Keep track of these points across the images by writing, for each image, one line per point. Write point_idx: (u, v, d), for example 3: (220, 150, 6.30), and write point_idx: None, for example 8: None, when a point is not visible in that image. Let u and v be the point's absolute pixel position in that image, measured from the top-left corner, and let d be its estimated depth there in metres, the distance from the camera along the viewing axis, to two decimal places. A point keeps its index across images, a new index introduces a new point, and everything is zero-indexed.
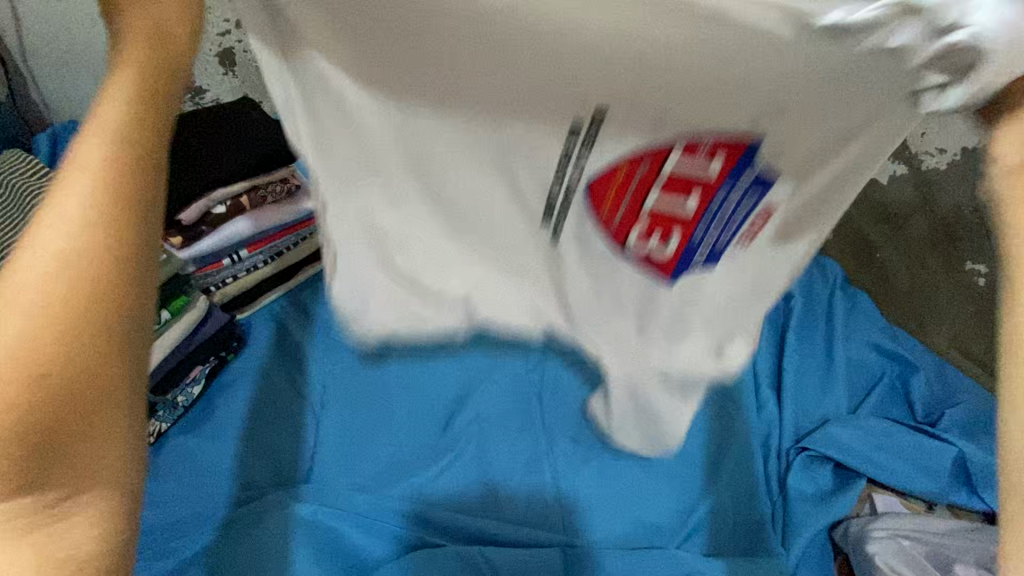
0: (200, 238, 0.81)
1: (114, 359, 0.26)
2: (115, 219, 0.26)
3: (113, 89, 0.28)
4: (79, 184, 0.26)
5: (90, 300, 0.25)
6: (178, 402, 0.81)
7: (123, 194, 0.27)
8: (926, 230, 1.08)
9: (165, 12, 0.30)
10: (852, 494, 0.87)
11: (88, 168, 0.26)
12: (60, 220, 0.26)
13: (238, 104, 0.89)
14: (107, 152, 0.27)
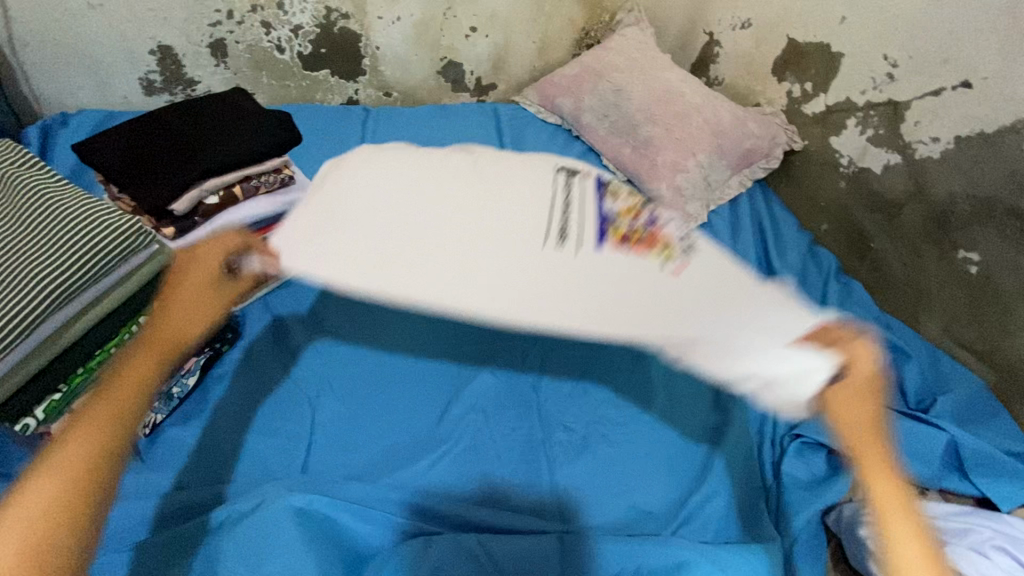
0: (194, 229, 0.80)
1: (69, 521, 0.38)
2: (97, 451, 0.40)
3: (136, 367, 0.44)
4: (87, 429, 0.41)
5: (67, 508, 0.38)
6: (173, 392, 0.81)
7: (108, 434, 0.41)
8: (918, 219, 1.16)
9: (188, 314, 0.49)
10: (850, 478, 0.87)
11: (97, 415, 0.41)
12: (65, 449, 0.40)
13: (229, 99, 0.89)
14: (114, 407, 0.42)
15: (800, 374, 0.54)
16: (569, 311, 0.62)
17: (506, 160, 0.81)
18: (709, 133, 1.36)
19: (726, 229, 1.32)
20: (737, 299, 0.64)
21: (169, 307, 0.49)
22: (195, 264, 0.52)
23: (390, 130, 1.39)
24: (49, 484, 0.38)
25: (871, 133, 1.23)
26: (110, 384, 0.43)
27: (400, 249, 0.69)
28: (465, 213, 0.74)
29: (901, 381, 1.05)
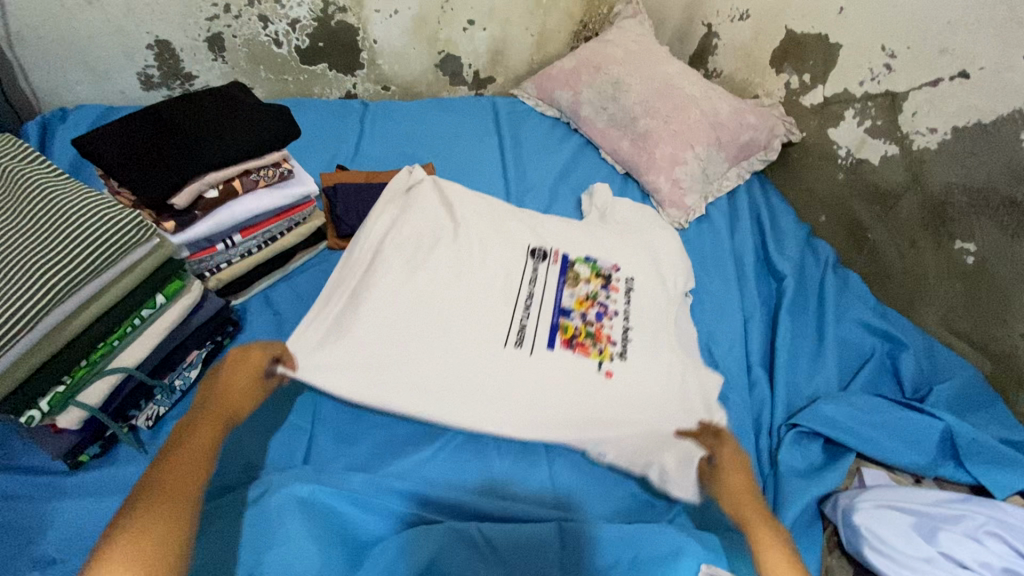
0: (194, 223, 0.80)
1: (191, 478, 0.61)
2: (202, 446, 0.65)
3: (211, 408, 0.70)
4: (191, 437, 0.65)
5: (190, 469, 0.62)
6: (176, 385, 0.81)
7: (206, 440, 0.66)
8: (915, 209, 1.16)
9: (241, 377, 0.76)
10: (842, 467, 0.90)
11: (196, 434, 0.66)
12: (179, 448, 0.64)
13: (228, 92, 0.90)
14: (205, 429, 0.67)
15: (687, 465, 0.78)
16: (523, 410, 0.79)
17: (485, 238, 0.97)
18: (708, 125, 1.36)
19: (724, 221, 1.32)
20: (663, 402, 0.82)
21: (220, 397, 0.73)
22: (243, 365, 0.76)
23: (389, 123, 1.39)
24: (173, 463, 0.61)
25: (869, 124, 1.24)
26: (189, 444, 0.64)
27: (396, 338, 0.82)
28: (454, 292, 0.88)
29: (897, 371, 1.07)
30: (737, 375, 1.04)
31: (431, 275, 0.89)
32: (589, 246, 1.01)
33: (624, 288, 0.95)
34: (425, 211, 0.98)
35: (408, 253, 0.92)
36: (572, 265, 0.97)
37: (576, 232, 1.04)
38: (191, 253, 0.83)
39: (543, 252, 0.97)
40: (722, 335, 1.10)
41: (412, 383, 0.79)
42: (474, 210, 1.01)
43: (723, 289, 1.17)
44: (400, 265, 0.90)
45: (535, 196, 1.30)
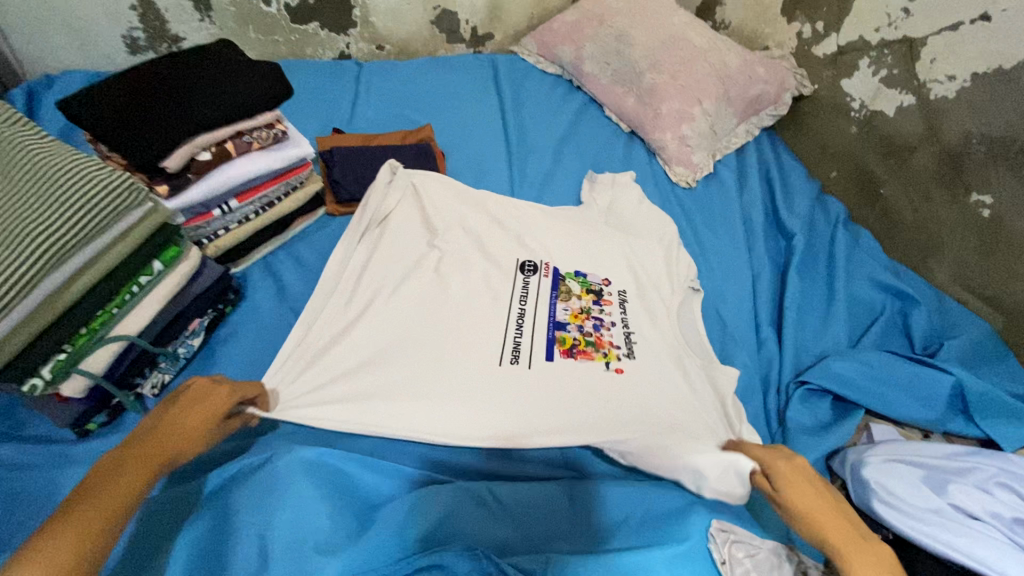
0: (188, 186, 0.77)
1: (97, 539, 0.48)
2: (130, 494, 0.53)
3: (162, 441, 0.58)
4: (122, 479, 0.53)
5: (102, 525, 0.49)
6: (179, 352, 0.80)
7: (135, 484, 0.53)
8: (930, 161, 1.12)
9: (213, 406, 0.64)
10: (851, 423, 0.90)
11: (132, 475, 0.54)
12: (102, 489, 0.51)
13: (214, 52, 0.86)
14: (142, 471, 0.55)
15: (731, 473, 0.60)
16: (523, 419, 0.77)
17: (470, 259, 0.95)
18: (716, 78, 1.31)
19: (732, 179, 1.29)
20: (665, 399, 0.79)
21: (169, 432, 0.59)
22: (203, 401, 0.63)
23: (385, 85, 1.35)
24: (83, 510, 0.49)
25: (884, 73, 1.19)
26: (104, 495, 0.51)
27: (380, 366, 0.79)
28: (435, 310, 0.86)
29: (908, 327, 1.06)
30: (745, 334, 1.03)
31: (417, 295, 0.88)
32: (582, 249, 1.00)
33: (617, 300, 0.94)
34: (405, 233, 0.96)
35: (390, 278, 0.91)
36: (563, 281, 0.95)
37: (570, 231, 1.02)
38: (187, 220, 0.80)
39: (532, 264, 0.96)
40: (730, 295, 1.08)
41: (383, 402, 0.75)
42: (456, 228, 0.98)
43: (731, 249, 1.15)
44: (382, 290, 0.88)
45: (537, 157, 1.27)
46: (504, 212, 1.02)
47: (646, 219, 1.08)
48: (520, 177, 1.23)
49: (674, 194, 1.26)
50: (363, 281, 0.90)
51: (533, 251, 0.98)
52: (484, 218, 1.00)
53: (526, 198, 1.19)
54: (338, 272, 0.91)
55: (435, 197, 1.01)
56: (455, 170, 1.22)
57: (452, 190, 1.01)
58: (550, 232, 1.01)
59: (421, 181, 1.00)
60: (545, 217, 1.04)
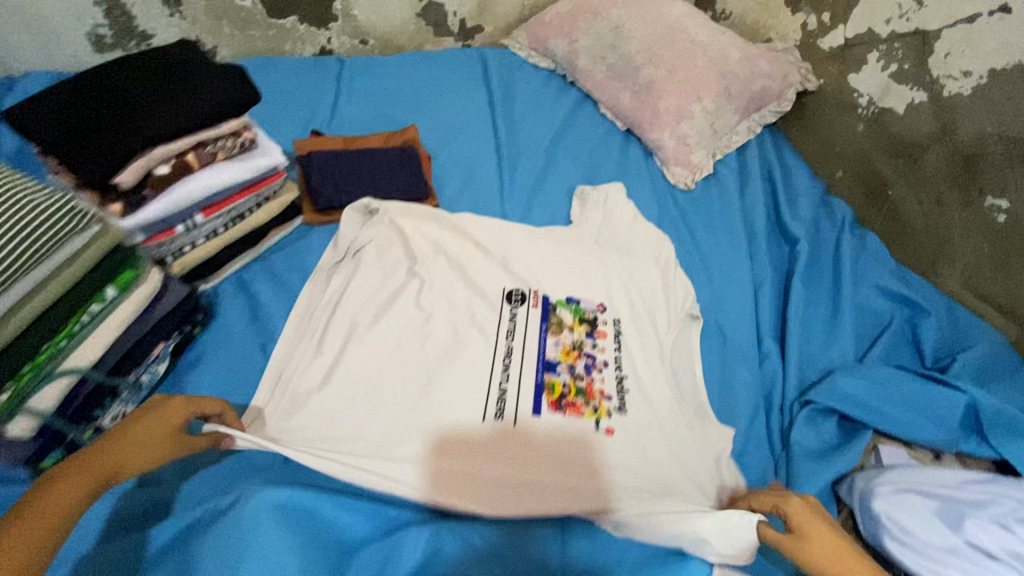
0: (145, 203, 0.71)
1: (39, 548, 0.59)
2: (68, 509, 0.63)
3: (112, 456, 0.68)
4: (62, 495, 0.63)
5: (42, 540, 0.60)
6: (142, 380, 0.75)
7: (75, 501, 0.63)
8: (942, 162, 1.06)
9: (169, 419, 0.71)
10: (859, 444, 0.86)
11: (75, 490, 0.64)
12: (44, 505, 0.61)
13: (173, 55, 0.79)
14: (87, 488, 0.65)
15: (731, 534, 0.65)
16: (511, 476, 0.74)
17: (452, 284, 0.94)
18: (716, 73, 1.24)
19: (733, 181, 1.23)
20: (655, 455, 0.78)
21: (117, 447, 0.68)
22: (150, 421, 0.71)
23: (368, 82, 1.28)
24: (25, 525, 0.59)
25: (895, 68, 1.12)
26: (41, 507, 0.61)
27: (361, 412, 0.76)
28: (413, 343, 0.85)
29: (917, 338, 1.01)
30: (747, 348, 0.98)
31: (396, 329, 0.86)
32: (574, 276, 0.99)
33: (612, 333, 0.92)
34: (383, 264, 0.95)
35: (369, 309, 0.89)
36: (553, 309, 0.94)
37: (566, 255, 1.01)
38: (147, 237, 0.74)
39: (520, 293, 0.95)
40: (731, 306, 1.03)
41: (355, 452, 0.72)
42: (435, 252, 0.98)
43: (733, 256, 1.10)
44: (361, 322, 0.87)
45: (529, 158, 1.21)
46: (489, 237, 1.02)
47: (640, 234, 1.07)
48: (509, 180, 1.16)
49: (672, 196, 1.21)
50: (341, 315, 0.87)
51: (521, 278, 0.98)
52: (467, 244, 1.00)
53: (516, 203, 1.13)
54: (314, 303, 0.89)
55: (416, 223, 1.00)
56: (442, 172, 1.16)
57: (430, 220, 1.01)
58: (535, 255, 1.01)
59: (398, 215, 0.99)
60: (530, 239, 1.03)
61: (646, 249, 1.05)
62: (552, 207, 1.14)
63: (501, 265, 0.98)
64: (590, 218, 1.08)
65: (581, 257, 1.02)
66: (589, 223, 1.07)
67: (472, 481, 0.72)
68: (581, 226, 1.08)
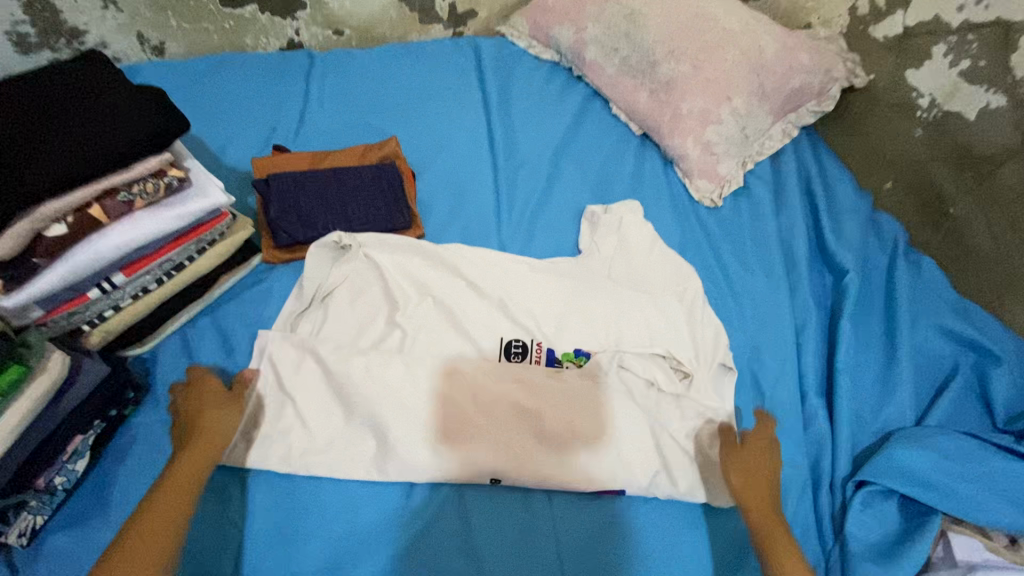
0: (37, 272, 0.56)
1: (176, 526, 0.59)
2: (186, 491, 0.62)
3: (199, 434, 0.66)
4: (180, 478, 0.63)
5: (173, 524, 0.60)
6: (55, 485, 0.63)
7: (187, 483, 0.63)
8: (1018, 180, 0.89)
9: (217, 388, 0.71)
10: (928, 537, 0.72)
11: (186, 475, 0.63)
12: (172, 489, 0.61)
13: (68, 74, 0.62)
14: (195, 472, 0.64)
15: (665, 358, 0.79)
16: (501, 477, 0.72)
17: (440, 335, 0.79)
18: (748, 69, 1.06)
19: (767, 196, 1.05)
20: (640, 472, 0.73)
21: (196, 427, 0.67)
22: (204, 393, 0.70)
23: (342, 83, 1.10)
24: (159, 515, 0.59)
25: (967, 65, 0.94)
26: (167, 487, 0.61)
27: (336, 458, 0.72)
28: (392, 408, 0.72)
29: (987, 392, 0.86)
30: (789, 408, 0.83)
31: (378, 393, 0.73)
32: (583, 324, 0.82)
33: (624, 391, 0.77)
34: (358, 312, 0.80)
35: (337, 372, 0.73)
36: (560, 364, 0.80)
37: (574, 297, 0.84)
38: (48, 310, 0.60)
39: (521, 346, 0.80)
40: (768, 355, 0.88)
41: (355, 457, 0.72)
42: (420, 295, 0.82)
43: (769, 291, 0.94)
44: (331, 392, 0.74)
45: (529, 173, 1.04)
46: (483, 275, 0.84)
47: (659, 266, 0.90)
48: (507, 200, 1.00)
49: (696, 215, 1.04)
50: (307, 383, 0.74)
51: (518, 318, 0.82)
52: (458, 283, 0.83)
53: (515, 230, 0.97)
54: (274, 367, 0.74)
55: (397, 259, 0.83)
56: (429, 194, 0.99)
57: (412, 253, 0.84)
58: (537, 296, 0.84)
59: (376, 249, 0.83)
60: (532, 274, 0.85)
61: (668, 283, 0.89)
62: (557, 233, 0.97)
63: (498, 309, 0.82)
64: (603, 247, 0.91)
65: (591, 295, 0.85)
66: (600, 254, 0.91)
67: (467, 467, 0.72)
68: (591, 258, 0.91)
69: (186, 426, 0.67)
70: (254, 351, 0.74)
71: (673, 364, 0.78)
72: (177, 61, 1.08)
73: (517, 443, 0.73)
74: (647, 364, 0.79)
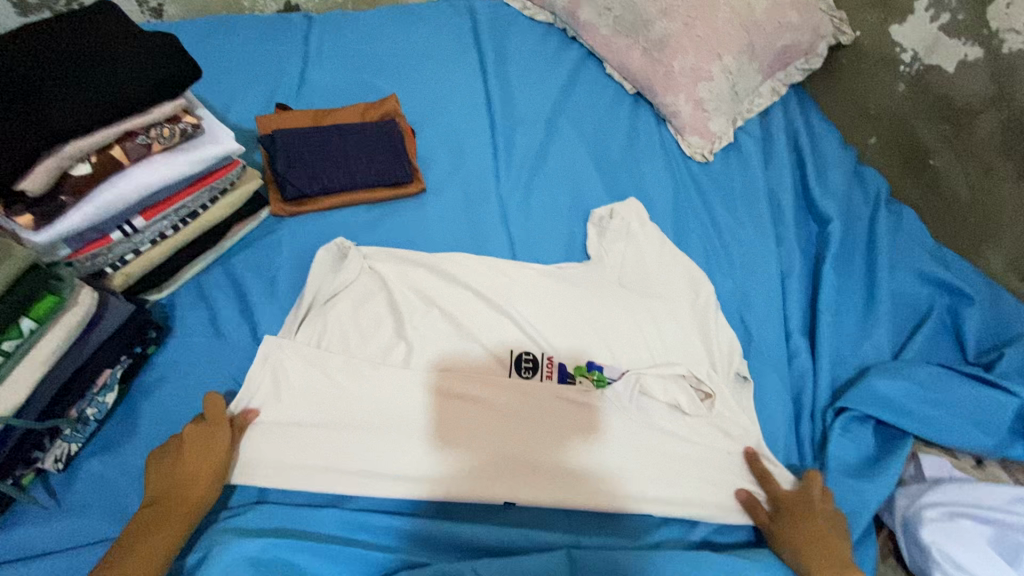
0: (64, 212, 0.60)
1: None
2: (162, 557, 0.61)
3: (191, 494, 0.64)
4: (157, 543, 0.61)
5: None
6: (87, 415, 0.68)
7: (165, 548, 0.61)
8: (995, 129, 0.93)
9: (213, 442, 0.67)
10: (901, 458, 0.78)
11: (164, 539, 0.62)
12: (147, 555, 0.60)
13: (78, 23, 0.64)
14: (174, 537, 0.62)
15: (675, 382, 0.77)
16: (511, 465, 0.72)
17: (447, 344, 0.79)
18: (739, 26, 1.08)
19: (756, 151, 1.09)
20: (662, 494, 0.73)
21: (188, 480, 0.64)
22: (201, 451, 0.66)
23: (340, 44, 1.11)
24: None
25: (945, 19, 0.98)
26: (140, 548, 0.60)
27: (341, 472, 0.70)
28: (399, 423, 0.72)
29: (959, 329, 0.91)
30: (774, 346, 0.89)
31: (384, 383, 0.74)
32: (594, 341, 0.82)
33: (637, 406, 0.76)
34: (361, 325, 0.79)
35: (343, 382, 0.73)
36: (572, 378, 0.79)
37: (586, 308, 0.84)
38: (75, 249, 0.65)
39: (532, 360, 0.79)
40: (756, 300, 0.92)
41: (358, 475, 0.70)
42: (426, 304, 0.81)
43: (757, 239, 0.98)
44: (333, 407, 0.72)
45: (526, 130, 1.06)
46: (490, 284, 0.84)
47: (669, 268, 0.89)
48: (504, 157, 1.03)
49: (688, 171, 1.07)
50: (312, 392, 0.72)
51: (515, 267, 0.86)
52: (464, 293, 0.83)
53: (514, 185, 1.00)
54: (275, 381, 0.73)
55: (402, 270, 0.83)
56: (428, 151, 1.02)
57: (417, 265, 0.84)
58: (540, 301, 0.84)
59: (379, 261, 0.84)
60: (539, 280, 0.86)
61: (678, 288, 0.88)
62: (553, 189, 1.00)
63: (504, 315, 0.82)
64: (611, 254, 0.89)
65: (601, 307, 0.84)
66: (610, 257, 0.89)
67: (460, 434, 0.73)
68: (601, 263, 0.89)
69: (173, 487, 0.64)
70: (258, 356, 0.73)
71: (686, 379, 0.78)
72: (176, 22, 1.09)
73: (527, 442, 0.73)
74: (666, 377, 0.78)
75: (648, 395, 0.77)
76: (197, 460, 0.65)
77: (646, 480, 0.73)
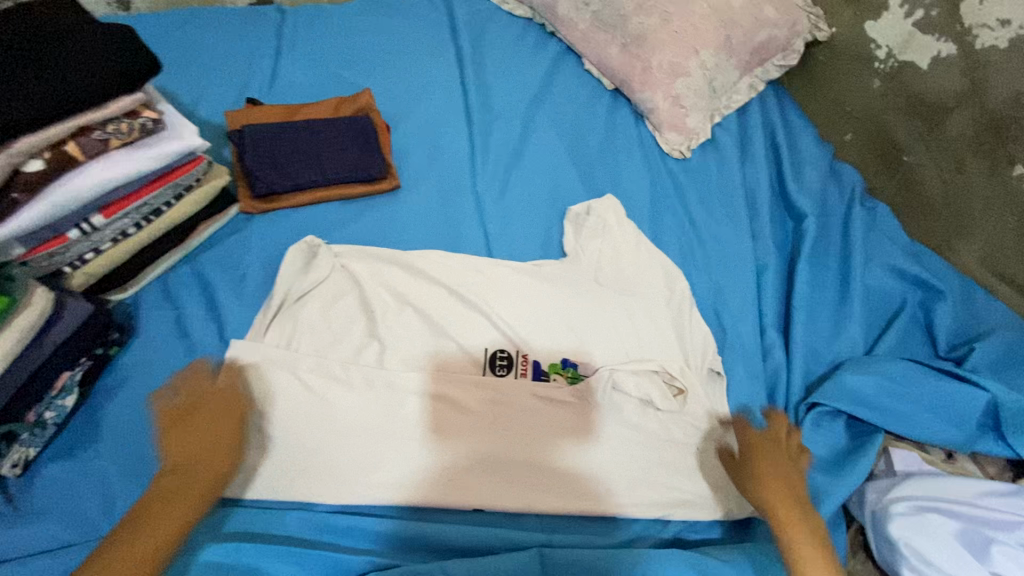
0: (16, 209, 0.58)
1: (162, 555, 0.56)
2: (184, 517, 0.59)
3: (215, 457, 0.63)
4: (179, 504, 0.59)
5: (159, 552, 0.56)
6: (46, 420, 0.66)
7: (185, 509, 0.59)
8: (967, 125, 0.95)
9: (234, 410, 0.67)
10: (871, 453, 0.79)
11: (187, 501, 0.60)
12: (170, 514, 0.58)
13: (24, 10, 0.61)
14: (197, 499, 0.60)
15: (648, 379, 0.77)
16: (480, 464, 0.72)
17: (421, 343, 0.78)
18: (716, 23, 1.08)
19: (734, 147, 1.09)
20: (636, 492, 0.73)
21: (212, 443, 0.64)
22: (222, 418, 0.66)
23: (313, 38, 1.09)
24: (147, 538, 0.56)
25: (920, 15, 1.00)
26: (162, 508, 0.58)
27: (314, 475, 0.70)
28: (371, 424, 0.71)
29: (932, 324, 0.92)
30: (749, 342, 0.89)
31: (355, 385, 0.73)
32: (570, 338, 0.82)
33: (612, 405, 0.76)
34: (333, 325, 0.78)
35: (314, 386, 0.72)
36: (546, 376, 0.78)
37: (561, 306, 0.83)
38: (30, 248, 0.64)
39: (506, 357, 0.79)
40: (731, 296, 0.93)
41: (332, 481, 0.70)
42: (399, 303, 0.80)
43: (733, 236, 0.98)
44: (304, 412, 0.71)
45: (503, 126, 1.05)
46: (464, 282, 0.83)
47: (646, 268, 0.88)
48: (481, 153, 1.02)
49: (666, 167, 1.07)
50: (281, 398, 0.71)
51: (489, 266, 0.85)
52: (439, 291, 0.82)
53: (490, 182, 0.99)
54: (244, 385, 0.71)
55: (374, 269, 0.82)
56: (403, 146, 1.01)
57: (390, 264, 0.83)
58: (516, 299, 0.83)
59: (352, 260, 0.82)
60: (516, 277, 0.85)
61: (653, 285, 0.87)
62: (530, 185, 1.00)
63: (478, 313, 0.81)
64: (587, 251, 0.89)
65: (576, 303, 0.84)
66: (587, 256, 0.88)
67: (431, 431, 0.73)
68: (577, 260, 0.88)
69: (195, 450, 0.63)
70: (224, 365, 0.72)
71: (659, 374, 0.78)
72: (144, 14, 1.06)
73: (496, 440, 0.73)
74: (639, 373, 0.77)
75: (624, 391, 0.77)
76: (222, 424, 0.65)
77: (620, 477, 0.74)
